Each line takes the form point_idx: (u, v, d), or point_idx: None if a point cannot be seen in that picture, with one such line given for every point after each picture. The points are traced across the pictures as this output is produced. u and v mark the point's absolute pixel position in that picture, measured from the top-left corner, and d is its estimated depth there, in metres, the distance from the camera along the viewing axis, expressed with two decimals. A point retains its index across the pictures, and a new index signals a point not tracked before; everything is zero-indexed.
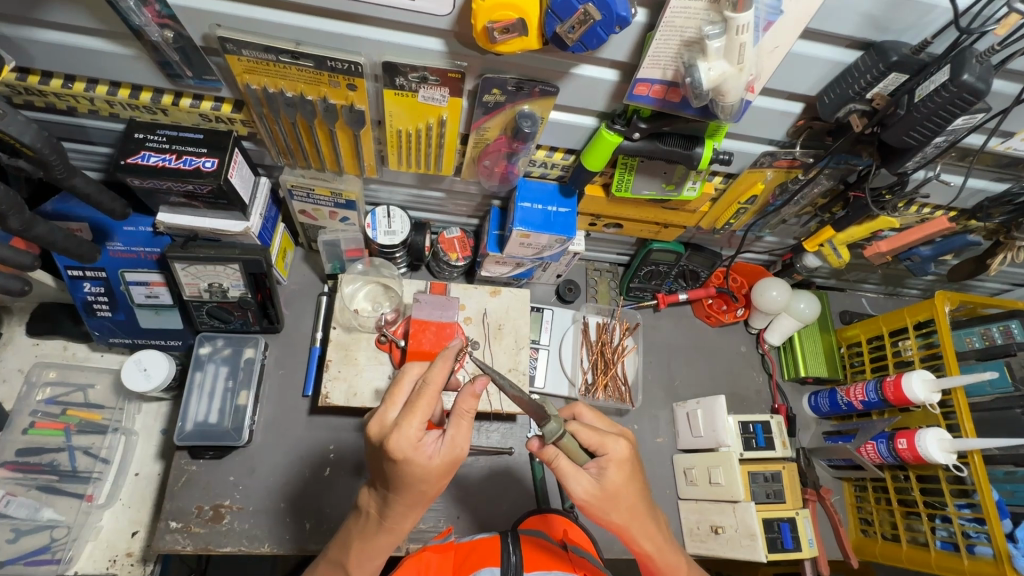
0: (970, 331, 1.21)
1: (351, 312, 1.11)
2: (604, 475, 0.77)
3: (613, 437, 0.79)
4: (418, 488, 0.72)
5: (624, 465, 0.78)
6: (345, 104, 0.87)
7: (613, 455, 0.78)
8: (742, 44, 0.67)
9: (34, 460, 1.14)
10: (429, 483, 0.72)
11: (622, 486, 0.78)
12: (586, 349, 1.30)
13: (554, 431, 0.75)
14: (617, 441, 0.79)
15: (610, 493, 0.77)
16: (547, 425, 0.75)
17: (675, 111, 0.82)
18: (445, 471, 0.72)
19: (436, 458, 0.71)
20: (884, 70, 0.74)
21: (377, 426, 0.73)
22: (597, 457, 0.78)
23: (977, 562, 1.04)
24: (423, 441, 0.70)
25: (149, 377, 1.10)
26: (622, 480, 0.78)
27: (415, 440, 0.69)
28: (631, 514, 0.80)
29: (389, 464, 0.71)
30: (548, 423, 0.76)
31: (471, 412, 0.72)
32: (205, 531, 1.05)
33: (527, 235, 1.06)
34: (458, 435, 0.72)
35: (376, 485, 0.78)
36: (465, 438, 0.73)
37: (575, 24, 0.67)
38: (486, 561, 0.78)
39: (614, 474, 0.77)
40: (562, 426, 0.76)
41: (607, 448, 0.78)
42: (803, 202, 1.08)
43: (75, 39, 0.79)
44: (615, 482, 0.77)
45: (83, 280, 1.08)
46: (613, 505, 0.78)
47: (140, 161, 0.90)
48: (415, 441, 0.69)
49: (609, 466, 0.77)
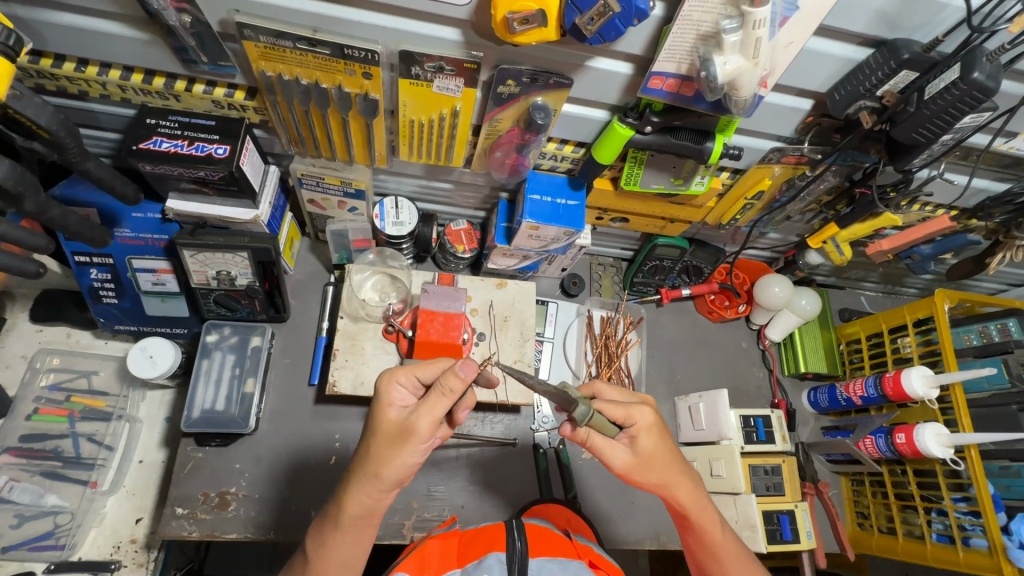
0: (968, 328, 1.22)
1: (359, 301, 1.12)
2: (637, 443, 0.81)
3: (637, 406, 0.82)
4: (371, 440, 0.78)
5: (653, 429, 0.82)
6: (359, 92, 0.87)
7: (641, 423, 0.81)
8: (758, 38, 0.69)
9: (37, 446, 1.14)
10: (378, 434, 0.77)
11: (655, 449, 0.82)
12: (590, 342, 1.32)
13: (585, 414, 0.76)
14: (642, 410, 0.82)
15: (647, 458, 0.81)
16: (577, 410, 0.76)
17: (688, 105, 0.83)
18: (392, 437, 0.76)
19: (397, 408, 0.79)
20: (895, 67, 0.75)
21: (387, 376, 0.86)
22: (627, 429, 0.82)
23: (972, 554, 1.06)
24: (397, 392, 0.80)
25: (154, 364, 1.09)
26: (655, 443, 0.82)
27: (389, 382, 0.79)
28: (669, 474, 0.83)
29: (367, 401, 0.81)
30: (576, 407, 0.76)
31: (450, 392, 0.74)
32: (211, 517, 1.06)
33: (535, 227, 1.07)
34: (430, 406, 0.75)
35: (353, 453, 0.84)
36: (425, 413, 0.75)
37: (594, 16, 0.68)
38: (492, 546, 0.80)
39: (646, 440, 0.81)
40: (590, 407, 0.77)
41: (633, 417, 0.82)
42: (809, 199, 1.10)
43: (91, 22, 0.79)
44: (648, 447, 0.81)
45: (90, 266, 1.08)
46: (651, 469, 0.82)
47: (151, 146, 0.90)
48: (391, 384, 0.79)
49: (640, 434, 0.81)
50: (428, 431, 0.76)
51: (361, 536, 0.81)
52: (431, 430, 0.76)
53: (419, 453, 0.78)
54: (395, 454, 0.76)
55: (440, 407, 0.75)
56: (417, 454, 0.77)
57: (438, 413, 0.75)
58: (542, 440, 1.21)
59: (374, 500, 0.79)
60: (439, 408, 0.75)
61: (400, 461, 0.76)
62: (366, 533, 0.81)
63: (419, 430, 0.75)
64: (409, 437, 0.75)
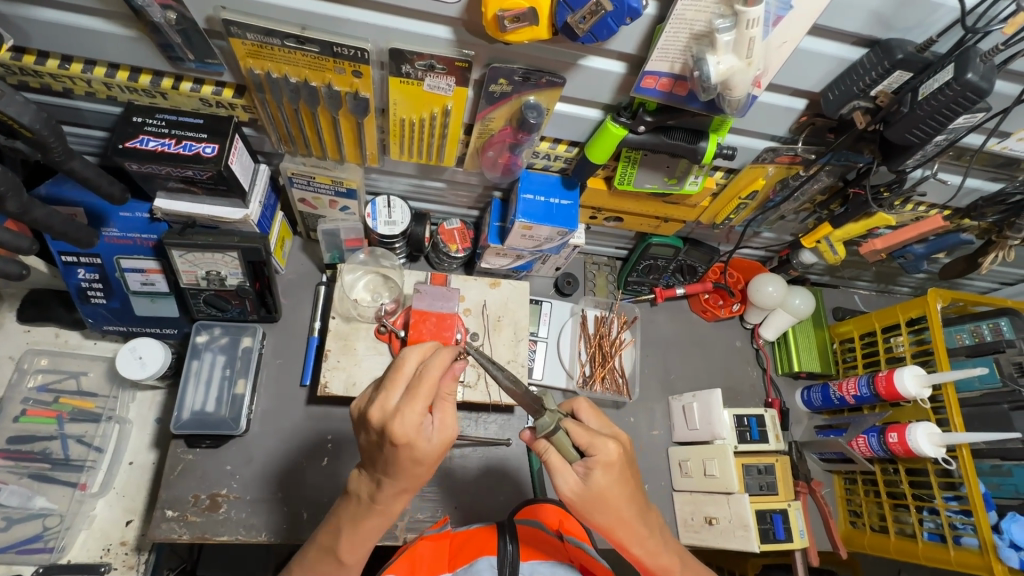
0: (960, 328, 1.22)
1: (351, 301, 1.11)
2: (589, 476, 0.75)
3: (603, 437, 0.76)
4: (418, 470, 0.71)
5: (612, 468, 0.75)
6: (349, 91, 0.86)
7: (601, 457, 0.75)
8: (751, 38, 0.68)
9: (25, 448, 1.13)
10: (424, 463, 0.71)
11: (607, 489, 0.75)
12: (584, 342, 1.30)
13: (547, 425, 0.77)
14: (607, 443, 0.76)
15: (596, 496, 0.75)
16: (540, 419, 0.78)
17: (681, 105, 0.82)
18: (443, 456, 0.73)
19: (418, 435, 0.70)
20: (889, 67, 0.75)
21: (378, 411, 0.70)
22: (585, 457, 0.76)
23: (963, 553, 1.06)
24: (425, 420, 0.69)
25: (144, 366, 1.08)
26: (609, 482, 0.75)
27: (415, 422, 0.68)
28: (618, 517, 0.77)
29: (389, 449, 0.69)
30: (541, 416, 0.78)
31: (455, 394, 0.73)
32: (201, 520, 1.05)
33: (528, 227, 1.06)
34: (451, 416, 0.72)
35: (368, 470, 0.75)
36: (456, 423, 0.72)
37: (585, 14, 0.67)
38: (483, 549, 0.78)
39: (600, 477, 0.75)
40: (556, 421, 0.78)
41: (596, 448, 0.76)
42: (802, 198, 1.10)
43: (75, 18, 0.77)
44: (601, 484, 0.75)
45: (78, 266, 1.07)
46: (599, 508, 0.75)
47: (138, 145, 0.89)
48: (418, 424, 0.68)
49: (596, 468, 0.75)
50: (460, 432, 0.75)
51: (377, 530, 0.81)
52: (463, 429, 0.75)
53: None
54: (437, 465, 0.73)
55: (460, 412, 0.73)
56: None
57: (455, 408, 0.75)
58: None
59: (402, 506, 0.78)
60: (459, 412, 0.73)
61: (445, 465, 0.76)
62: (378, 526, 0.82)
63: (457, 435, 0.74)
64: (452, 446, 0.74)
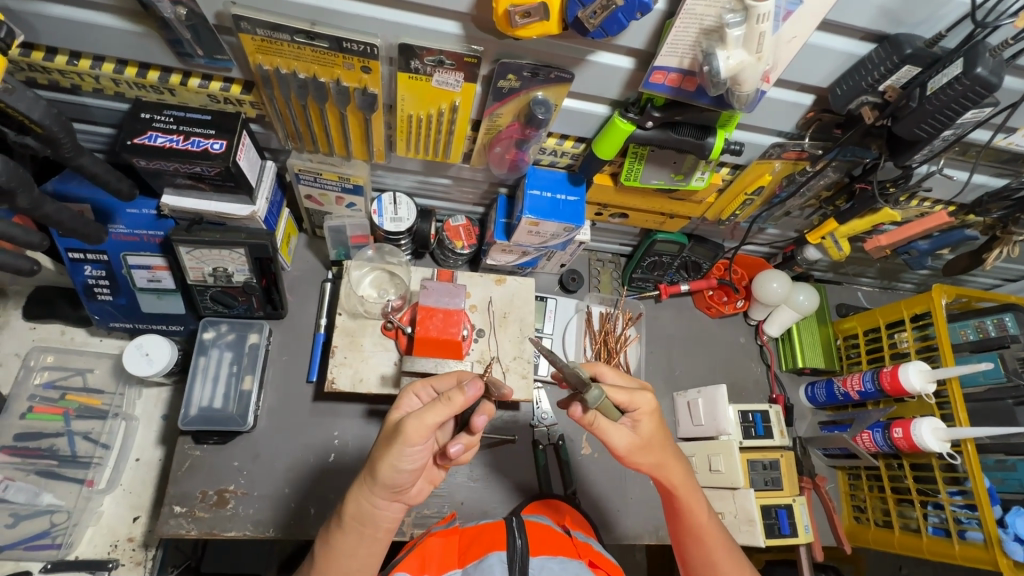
0: (964, 323, 1.23)
1: (357, 298, 1.11)
2: (638, 427, 0.84)
3: (640, 391, 0.84)
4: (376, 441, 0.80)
5: (654, 414, 0.85)
6: (358, 87, 0.86)
7: (644, 408, 0.84)
8: (762, 33, 0.68)
9: (32, 444, 1.12)
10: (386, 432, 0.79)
11: (653, 433, 0.85)
12: (589, 337, 1.32)
13: (597, 396, 0.76)
14: (645, 396, 0.84)
15: (647, 440, 0.84)
16: (590, 393, 0.76)
17: (690, 100, 0.82)
18: (390, 437, 0.76)
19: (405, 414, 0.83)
20: (899, 62, 0.75)
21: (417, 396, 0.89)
22: (629, 413, 0.84)
23: (968, 547, 1.07)
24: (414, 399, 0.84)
25: (151, 362, 1.08)
26: (654, 427, 0.85)
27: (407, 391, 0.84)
28: (664, 455, 0.86)
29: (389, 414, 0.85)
30: (589, 390, 0.76)
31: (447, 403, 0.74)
32: (209, 516, 1.05)
33: (535, 223, 1.06)
34: (429, 413, 0.73)
35: None
36: (418, 417, 0.73)
37: (597, 9, 0.67)
38: (493, 545, 0.79)
39: (647, 424, 0.84)
40: (602, 391, 0.77)
41: (637, 402, 0.84)
42: (808, 194, 1.09)
43: (84, 14, 0.77)
44: (650, 430, 0.84)
45: (84, 263, 1.07)
46: (648, 451, 0.85)
47: (146, 141, 0.89)
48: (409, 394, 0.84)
49: (642, 418, 0.84)
50: (418, 438, 0.73)
51: (361, 545, 0.80)
52: (420, 436, 0.73)
53: (409, 461, 0.75)
54: (385, 454, 0.75)
55: (433, 415, 0.73)
56: (414, 459, 0.75)
57: (431, 421, 0.73)
58: (541, 437, 1.23)
59: (370, 504, 0.79)
60: (434, 416, 0.73)
61: (390, 463, 0.74)
62: (367, 542, 0.80)
63: (407, 433, 0.73)
64: (397, 439, 0.73)
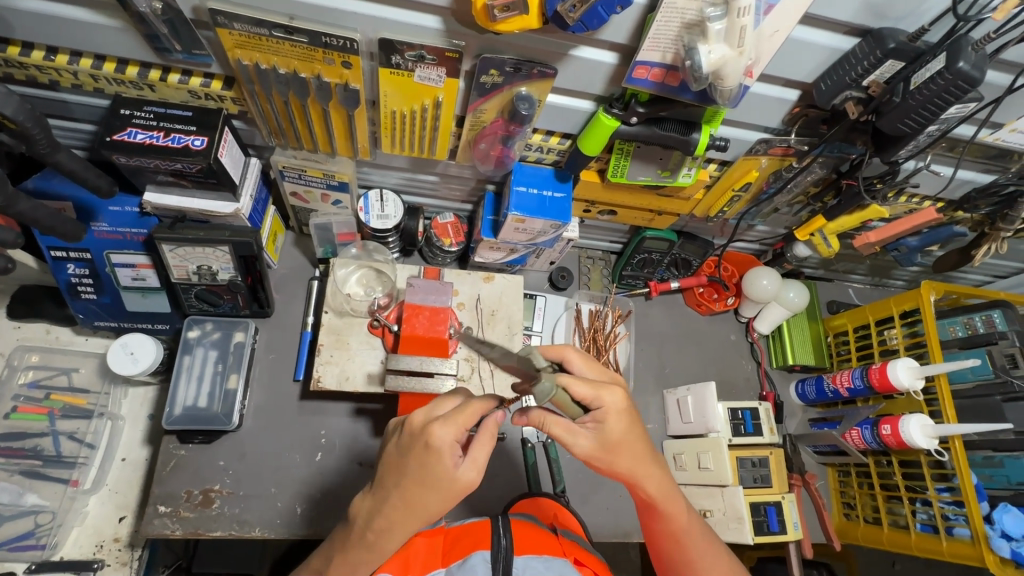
0: (952, 320, 1.22)
1: (343, 296, 1.10)
2: (602, 428, 0.77)
3: (607, 388, 0.77)
4: (424, 494, 0.71)
5: (623, 415, 0.78)
6: (339, 82, 0.85)
7: (610, 407, 0.77)
8: (743, 26, 0.68)
9: (16, 444, 1.12)
10: (439, 490, 0.70)
11: (624, 435, 0.78)
12: (578, 335, 1.31)
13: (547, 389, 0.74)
14: (612, 393, 0.77)
15: (610, 443, 0.78)
16: (539, 387, 0.72)
17: (674, 95, 0.82)
18: (455, 493, 0.71)
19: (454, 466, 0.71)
20: (882, 56, 0.75)
21: (422, 415, 0.73)
22: (593, 411, 0.77)
23: (955, 543, 1.07)
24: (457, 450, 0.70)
25: (136, 361, 1.07)
26: (623, 430, 0.77)
27: (449, 444, 0.69)
28: (637, 463, 0.80)
29: (416, 458, 0.71)
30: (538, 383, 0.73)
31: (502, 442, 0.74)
32: (194, 515, 1.05)
33: (522, 220, 1.06)
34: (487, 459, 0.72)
35: (377, 486, 0.76)
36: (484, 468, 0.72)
37: (575, 3, 0.66)
38: (477, 544, 0.78)
39: (613, 425, 0.77)
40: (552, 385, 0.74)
41: (602, 399, 0.77)
42: (796, 190, 1.09)
43: (59, 9, 0.76)
44: (615, 435, 0.77)
45: (67, 261, 1.06)
46: (619, 456, 0.79)
47: (126, 138, 0.88)
48: (452, 443, 0.70)
49: (608, 418, 0.77)
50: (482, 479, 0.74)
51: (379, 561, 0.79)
52: None
53: None
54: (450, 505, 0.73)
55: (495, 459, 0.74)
56: None
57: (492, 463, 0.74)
58: (530, 435, 1.22)
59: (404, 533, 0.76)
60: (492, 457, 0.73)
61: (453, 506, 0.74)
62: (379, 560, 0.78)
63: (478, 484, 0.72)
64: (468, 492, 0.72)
